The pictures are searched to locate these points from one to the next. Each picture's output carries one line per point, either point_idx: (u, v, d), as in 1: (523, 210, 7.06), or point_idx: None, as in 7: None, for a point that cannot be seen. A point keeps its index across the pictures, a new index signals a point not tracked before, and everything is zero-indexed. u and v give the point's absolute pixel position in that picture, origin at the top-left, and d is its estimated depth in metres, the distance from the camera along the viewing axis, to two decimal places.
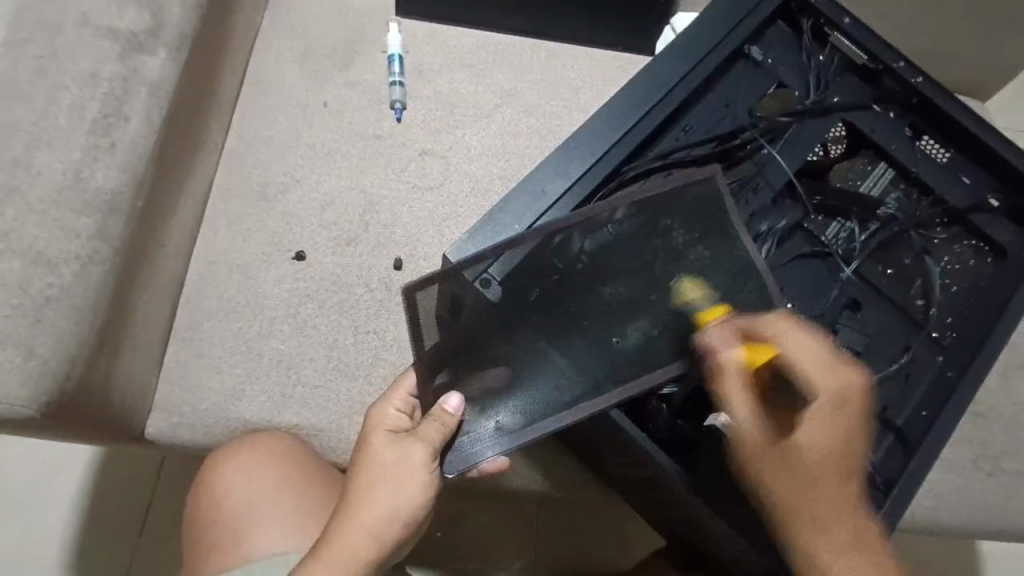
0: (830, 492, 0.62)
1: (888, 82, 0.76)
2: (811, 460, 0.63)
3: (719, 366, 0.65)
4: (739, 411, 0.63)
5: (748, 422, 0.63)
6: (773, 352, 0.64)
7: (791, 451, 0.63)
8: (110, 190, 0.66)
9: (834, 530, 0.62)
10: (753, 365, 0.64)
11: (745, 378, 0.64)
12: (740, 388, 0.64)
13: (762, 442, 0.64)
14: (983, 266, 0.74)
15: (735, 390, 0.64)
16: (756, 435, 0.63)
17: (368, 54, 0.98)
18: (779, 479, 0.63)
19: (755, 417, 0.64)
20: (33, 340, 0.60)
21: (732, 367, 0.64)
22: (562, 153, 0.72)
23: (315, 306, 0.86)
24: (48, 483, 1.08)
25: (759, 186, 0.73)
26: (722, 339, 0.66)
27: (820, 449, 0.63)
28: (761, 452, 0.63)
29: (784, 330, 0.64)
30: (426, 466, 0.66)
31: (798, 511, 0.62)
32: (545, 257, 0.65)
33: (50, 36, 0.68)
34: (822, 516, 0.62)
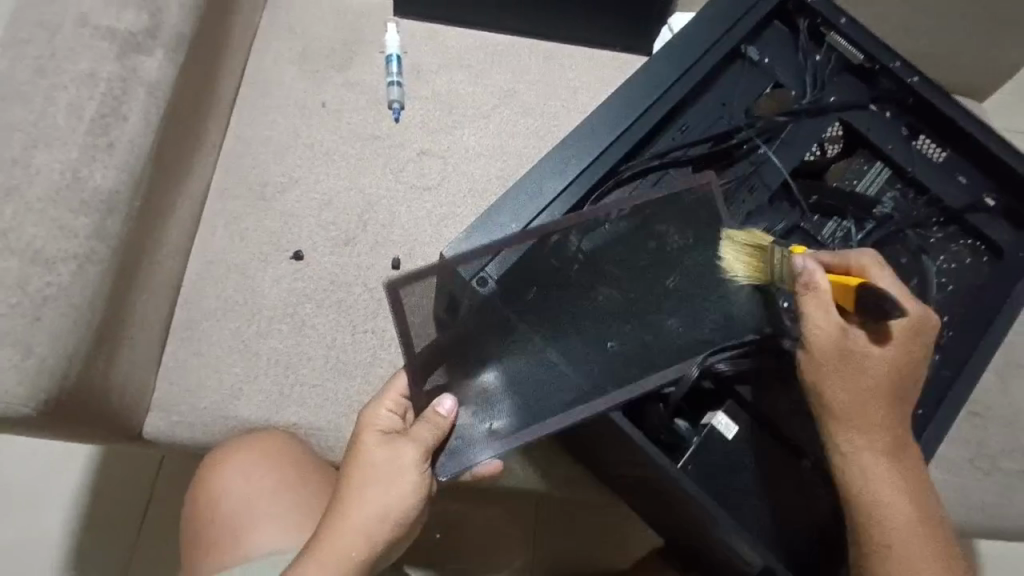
0: (885, 420, 0.61)
1: (884, 81, 0.76)
2: (873, 378, 0.60)
3: (807, 283, 0.59)
4: (818, 317, 0.59)
5: (832, 331, 0.59)
6: (865, 279, 0.58)
7: (860, 369, 0.60)
8: (108, 189, 0.66)
9: (873, 447, 0.61)
10: (838, 291, 0.59)
11: (832, 296, 0.59)
12: (825, 301, 0.59)
13: (840, 347, 0.60)
14: (980, 265, 0.74)
15: (823, 301, 0.59)
16: (828, 344, 0.59)
17: (366, 54, 0.99)
18: (830, 386, 0.61)
19: (839, 324, 0.59)
20: (32, 338, 0.60)
21: (822, 296, 0.58)
22: (559, 153, 0.72)
23: (313, 306, 0.86)
24: (46, 483, 1.08)
25: (755, 186, 0.73)
26: (811, 266, 0.59)
27: (889, 367, 0.60)
28: (827, 365, 0.60)
29: (852, 253, 0.61)
30: (417, 465, 0.65)
31: (849, 425, 0.61)
32: (542, 257, 0.66)
33: (48, 37, 0.68)
34: (866, 423, 0.61)
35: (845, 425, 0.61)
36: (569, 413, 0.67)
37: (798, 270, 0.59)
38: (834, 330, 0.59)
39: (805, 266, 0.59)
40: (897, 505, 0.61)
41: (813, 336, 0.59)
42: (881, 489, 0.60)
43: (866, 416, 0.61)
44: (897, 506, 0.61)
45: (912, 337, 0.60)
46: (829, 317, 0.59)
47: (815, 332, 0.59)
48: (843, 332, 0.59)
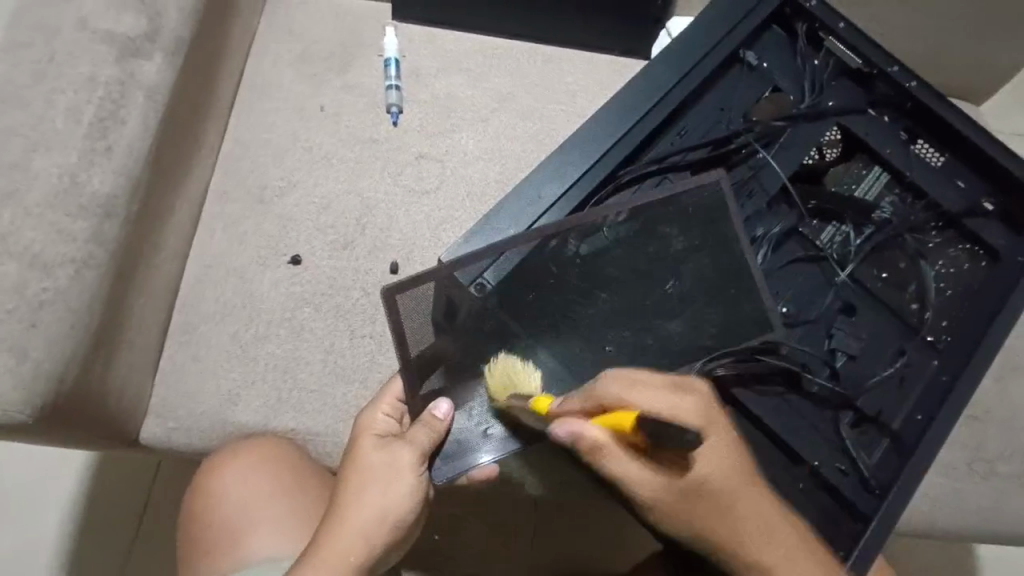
0: (767, 514, 0.62)
1: (882, 86, 0.76)
2: (718, 486, 0.60)
3: (591, 445, 0.56)
4: (626, 469, 0.57)
5: (642, 475, 0.57)
6: (635, 409, 0.55)
7: (699, 485, 0.60)
8: (107, 194, 0.66)
9: (774, 553, 0.62)
10: (617, 426, 0.57)
11: (622, 444, 0.56)
12: (622, 453, 0.56)
13: (667, 488, 0.58)
14: (977, 270, 0.74)
15: (619, 455, 0.57)
16: (657, 486, 0.58)
17: (365, 58, 0.99)
18: (692, 517, 0.61)
19: (651, 468, 0.58)
20: (29, 343, 0.60)
21: (611, 448, 0.56)
22: (558, 157, 0.72)
23: (311, 310, 0.86)
24: (42, 487, 1.08)
25: (754, 190, 0.74)
26: (576, 430, 0.56)
27: (723, 472, 0.60)
28: (676, 504, 0.60)
29: (629, 390, 0.57)
30: (414, 466, 0.64)
31: (736, 545, 0.62)
32: (543, 261, 0.67)
33: (47, 40, 0.68)
34: (746, 532, 0.62)
35: (735, 551, 0.62)
36: None
37: (574, 439, 0.56)
38: (657, 477, 0.58)
39: (567, 415, 0.57)
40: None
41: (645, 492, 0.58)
42: None
43: (716, 514, 0.61)
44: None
45: (717, 419, 0.60)
46: (618, 449, 0.56)
47: (632, 485, 0.58)
48: (656, 472, 0.58)
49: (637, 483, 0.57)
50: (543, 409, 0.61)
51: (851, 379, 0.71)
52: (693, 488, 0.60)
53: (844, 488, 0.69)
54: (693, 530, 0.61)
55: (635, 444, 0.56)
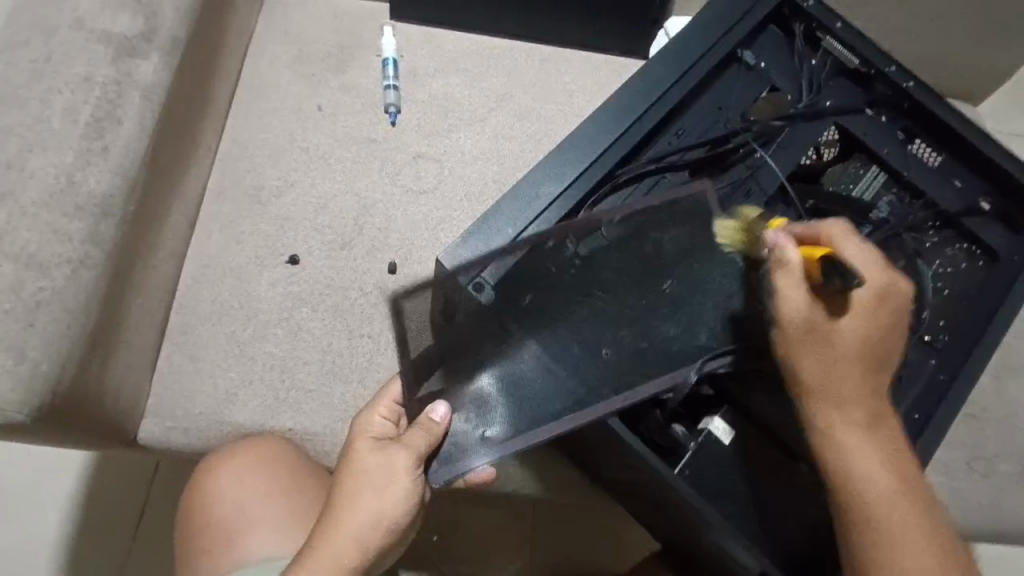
0: (868, 388, 0.61)
1: (880, 86, 0.76)
2: (852, 344, 0.60)
3: (776, 260, 0.59)
4: (788, 291, 0.59)
5: (800, 305, 0.59)
6: (831, 249, 0.58)
7: (833, 337, 0.60)
8: (103, 193, 0.66)
9: (852, 417, 0.60)
10: (806, 262, 0.58)
11: (797, 271, 0.58)
12: (794, 282, 0.59)
13: (810, 319, 0.59)
14: (975, 269, 0.74)
15: (789, 279, 0.59)
16: (802, 312, 0.59)
17: (363, 58, 0.99)
18: (812, 361, 0.60)
19: (808, 297, 0.59)
20: (25, 344, 0.60)
21: (789, 264, 0.58)
22: (556, 157, 0.72)
23: (308, 310, 0.86)
24: (41, 489, 1.08)
25: (752, 190, 0.73)
26: (779, 241, 0.59)
27: (863, 331, 0.60)
28: (808, 344, 0.60)
29: (828, 229, 0.60)
30: (409, 471, 0.64)
31: (830, 408, 0.60)
32: (539, 261, 0.66)
33: (43, 40, 0.68)
34: (847, 391, 0.60)
35: (830, 409, 0.60)
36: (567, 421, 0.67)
37: (778, 247, 0.59)
38: (807, 305, 0.59)
39: (775, 236, 0.60)
40: (877, 470, 0.59)
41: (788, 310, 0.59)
42: (867, 464, 0.59)
43: (835, 373, 0.60)
44: (883, 479, 0.59)
45: (892, 296, 0.61)
46: (795, 272, 0.58)
47: (788, 311, 0.59)
48: (816, 304, 0.59)
49: (790, 304, 0.59)
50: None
51: None
52: (835, 340, 0.60)
53: None
54: (799, 375, 0.61)
55: (808, 278, 0.59)
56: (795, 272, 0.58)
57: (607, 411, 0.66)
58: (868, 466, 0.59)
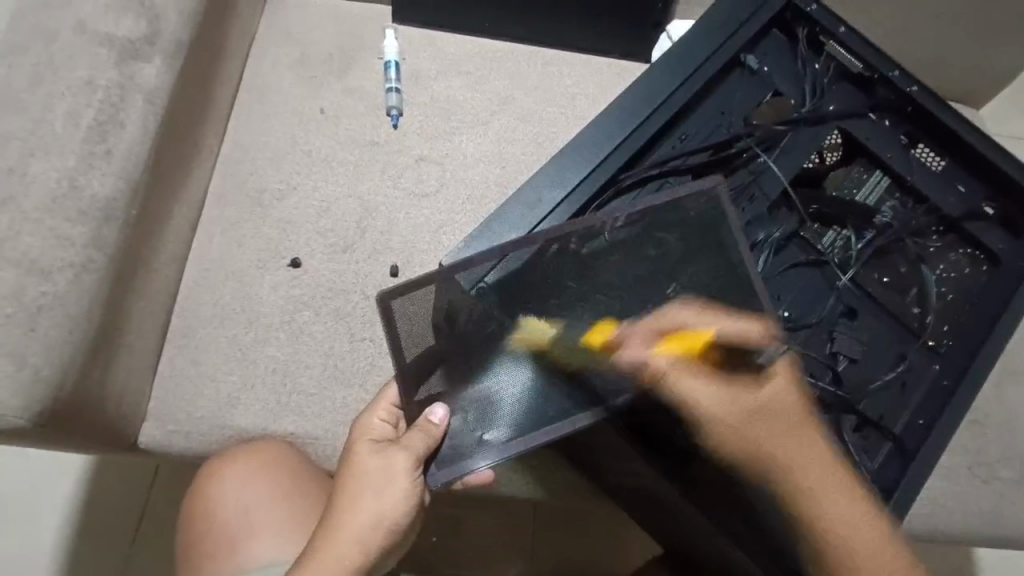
0: (817, 447, 0.65)
1: (883, 90, 0.76)
2: (780, 412, 0.65)
3: (662, 371, 0.66)
4: (689, 386, 0.66)
5: (704, 393, 0.66)
6: (710, 336, 0.65)
7: (758, 409, 0.65)
8: (106, 197, 0.65)
9: (828, 480, 0.64)
10: (690, 357, 0.66)
11: (683, 371, 0.66)
12: (688, 378, 0.66)
13: (737, 404, 0.65)
14: (977, 274, 0.74)
15: (689, 378, 0.66)
16: (723, 404, 0.66)
17: (365, 61, 0.99)
18: (753, 439, 0.65)
19: (718, 386, 0.66)
20: (27, 349, 0.60)
21: (667, 362, 0.65)
22: (559, 161, 0.72)
23: (310, 313, 0.86)
24: (41, 492, 1.07)
25: (755, 195, 0.73)
26: (649, 352, 0.66)
27: (786, 397, 0.65)
28: (746, 423, 0.65)
29: (703, 315, 0.65)
30: (408, 472, 0.65)
31: (795, 480, 0.64)
32: (541, 265, 0.65)
33: (45, 44, 0.68)
34: (803, 460, 0.65)
35: (797, 486, 0.64)
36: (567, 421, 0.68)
37: (635, 366, 0.66)
38: (712, 393, 0.66)
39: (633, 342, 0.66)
40: (858, 522, 0.63)
41: (694, 404, 0.66)
42: (848, 523, 0.63)
43: (783, 442, 0.65)
44: (865, 534, 0.63)
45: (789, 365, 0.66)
46: (688, 377, 0.66)
47: (696, 403, 0.66)
48: (723, 388, 0.66)
49: (697, 398, 0.66)
50: (595, 341, 0.67)
51: (853, 384, 0.70)
52: (758, 407, 0.65)
53: None
54: (749, 458, 0.65)
55: (699, 368, 0.66)
56: (686, 368, 0.66)
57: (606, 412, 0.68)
58: (847, 510, 0.63)
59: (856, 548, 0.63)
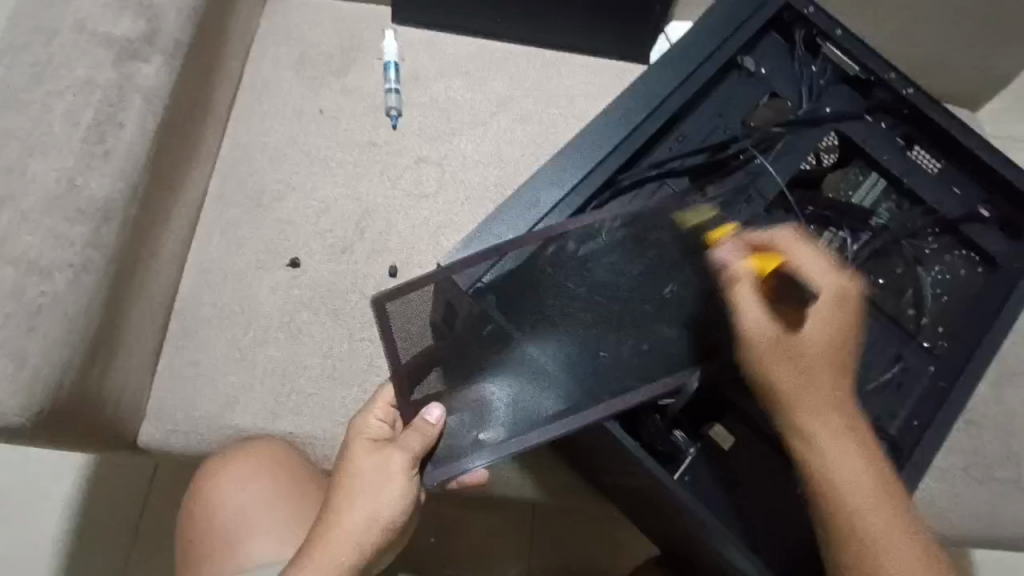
0: (838, 395, 0.62)
1: (880, 93, 0.76)
2: (812, 355, 0.62)
3: (733, 277, 0.64)
4: (744, 294, 0.63)
5: (759, 317, 0.62)
6: (783, 259, 0.63)
7: (796, 349, 0.62)
8: (104, 197, 0.66)
9: (834, 424, 0.61)
10: (758, 274, 0.63)
11: (751, 285, 0.63)
12: (747, 285, 0.63)
13: (774, 331, 0.62)
14: (973, 276, 0.74)
15: (747, 285, 0.63)
16: (766, 329, 0.62)
17: (364, 61, 0.99)
18: (780, 375, 0.62)
19: (768, 318, 0.62)
20: (26, 348, 0.60)
21: (738, 270, 0.63)
22: (558, 162, 0.72)
23: (309, 314, 0.86)
24: (42, 491, 1.08)
25: (751, 196, 0.73)
26: (733, 257, 0.64)
27: (826, 340, 0.62)
28: (775, 353, 0.62)
29: (791, 241, 0.64)
30: (405, 470, 0.65)
31: (805, 413, 0.61)
32: (536, 268, 0.67)
33: (45, 45, 0.68)
34: (817, 399, 0.61)
35: (806, 408, 0.61)
36: (566, 423, 0.67)
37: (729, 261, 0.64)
38: (766, 319, 0.62)
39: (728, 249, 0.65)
40: (865, 487, 0.59)
41: (748, 328, 0.62)
42: (851, 487, 0.59)
43: (801, 378, 0.61)
44: (872, 506, 0.59)
45: (846, 300, 0.64)
46: (746, 282, 0.63)
47: (744, 318, 0.63)
48: (774, 317, 0.62)
49: (746, 311, 0.63)
50: (716, 237, 0.68)
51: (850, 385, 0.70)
52: (797, 346, 0.62)
53: None
54: (770, 381, 0.62)
55: (766, 289, 0.63)
56: (747, 285, 0.63)
57: (605, 414, 0.66)
58: (847, 463, 0.60)
59: (859, 517, 0.59)
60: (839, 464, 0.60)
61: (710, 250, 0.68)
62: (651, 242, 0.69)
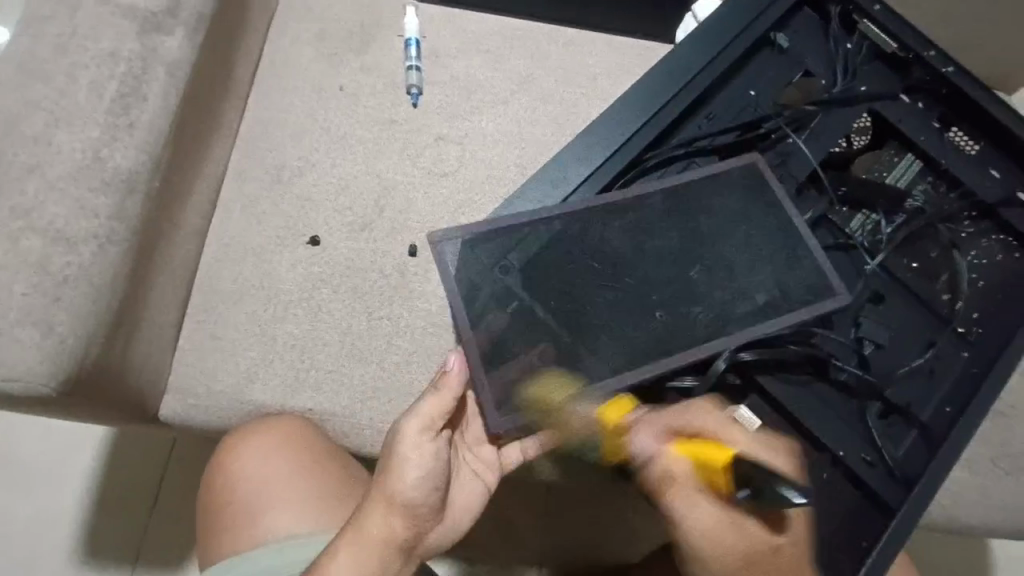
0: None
1: (919, 72, 0.73)
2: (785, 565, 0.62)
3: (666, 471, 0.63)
4: (697, 509, 0.62)
5: (712, 525, 0.62)
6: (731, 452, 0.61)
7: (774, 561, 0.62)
8: (129, 169, 0.65)
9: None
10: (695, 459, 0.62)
11: (696, 480, 0.62)
12: (694, 494, 0.62)
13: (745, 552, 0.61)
14: (1011, 262, 0.71)
15: (690, 492, 0.62)
16: (722, 547, 0.61)
17: (386, 37, 0.98)
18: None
19: (725, 516, 0.61)
20: (53, 317, 0.60)
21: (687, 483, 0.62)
22: (581, 141, 0.70)
23: (329, 291, 0.86)
24: (63, 464, 1.09)
25: (782, 176, 0.72)
26: (659, 448, 0.63)
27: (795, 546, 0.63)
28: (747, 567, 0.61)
29: (699, 411, 0.64)
30: (420, 441, 0.63)
31: None
32: (564, 245, 0.67)
33: (70, 15, 0.68)
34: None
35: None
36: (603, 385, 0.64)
37: (653, 454, 0.63)
38: (738, 536, 0.61)
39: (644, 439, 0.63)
40: None
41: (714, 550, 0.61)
42: None
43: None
44: None
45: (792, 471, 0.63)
46: (687, 479, 0.63)
47: (697, 527, 0.62)
48: (747, 533, 0.61)
49: (696, 521, 0.62)
50: (620, 410, 0.64)
51: (879, 369, 0.69)
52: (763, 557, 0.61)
53: (869, 479, 0.66)
54: None
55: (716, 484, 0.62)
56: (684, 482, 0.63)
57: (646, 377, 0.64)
58: None
59: None
60: None
61: (620, 429, 0.65)
62: (680, 228, 0.69)
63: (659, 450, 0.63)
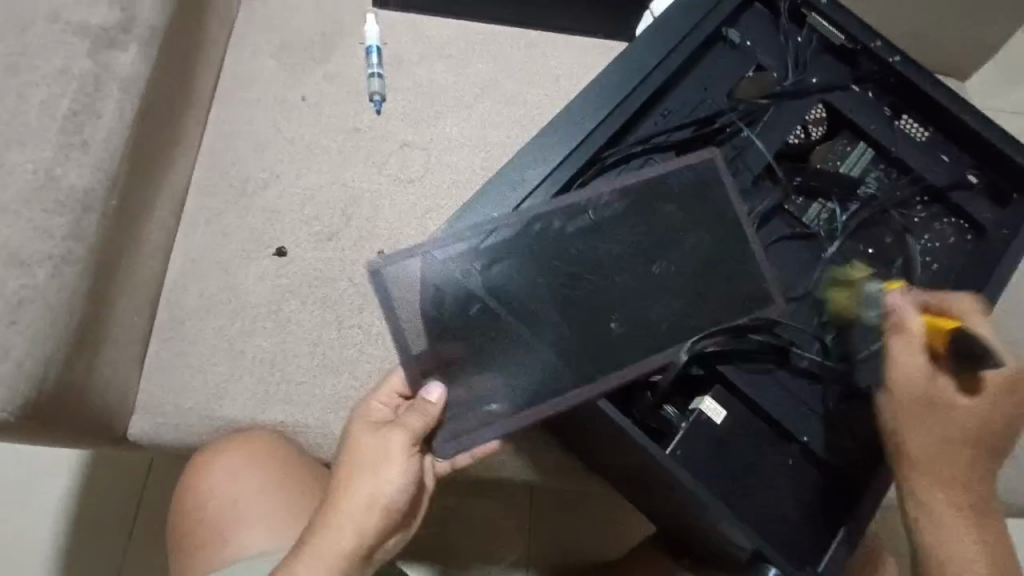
0: (965, 475, 0.63)
1: (866, 63, 0.75)
2: (971, 430, 0.63)
3: (901, 323, 0.65)
4: (907, 359, 0.63)
5: (919, 376, 0.63)
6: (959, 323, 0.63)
7: (951, 422, 0.63)
8: (84, 188, 0.65)
9: (940, 492, 0.62)
10: (937, 330, 0.63)
11: (917, 344, 0.63)
12: (916, 352, 0.63)
13: (927, 401, 0.63)
14: (963, 244, 0.73)
15: (912, 346, 0.64)
16: (912, 396, 0.63)
17: (347, 45, 0.98)
18: (938, 436, 0.63)
19: (924, 369, 0.63)
20: (9, 341, 0.59)
21: (913, 339, 0.64)
22: (539, 141, 0.71)
23: (297, 302, 0.85)
24: (36, 491, 1.07)
25: (738, 169, 0.73)
26: (904, 306, 0.65)
27: (992, 419, 0.63)
28: (918, 420, 0.63)
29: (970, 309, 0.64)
30: (404, 451, 0.63)
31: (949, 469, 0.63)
32: (525, 243, 0.67)
33: (18, 34, 0.67)
34: (943, 463, 0.63)
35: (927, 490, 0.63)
36: (567, 397, 0.65)
37: (897, 312, 0.65)
38: (922, 381, 0.63)
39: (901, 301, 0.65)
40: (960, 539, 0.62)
41: (901, 388, 0.63)
42: (953, 535, 0.62)
43: (955, 465, 0.63)
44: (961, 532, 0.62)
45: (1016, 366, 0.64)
46: (924, 338, 0.64)
47: (897, 378, 0.64)
48: (933, 383, 0.63)
49: (898, 371, 0.64)
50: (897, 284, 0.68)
51: None
52: (949, 416, 0.63)
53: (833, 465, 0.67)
54: (903, 445, 0.63)
55: (936, 349, 0.64)
56: (917, 341, 0.63)
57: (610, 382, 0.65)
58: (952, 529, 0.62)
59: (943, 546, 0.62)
60: (942, 505, 0.63)
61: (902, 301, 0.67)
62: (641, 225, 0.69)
63: (913, 313, 0.64)
